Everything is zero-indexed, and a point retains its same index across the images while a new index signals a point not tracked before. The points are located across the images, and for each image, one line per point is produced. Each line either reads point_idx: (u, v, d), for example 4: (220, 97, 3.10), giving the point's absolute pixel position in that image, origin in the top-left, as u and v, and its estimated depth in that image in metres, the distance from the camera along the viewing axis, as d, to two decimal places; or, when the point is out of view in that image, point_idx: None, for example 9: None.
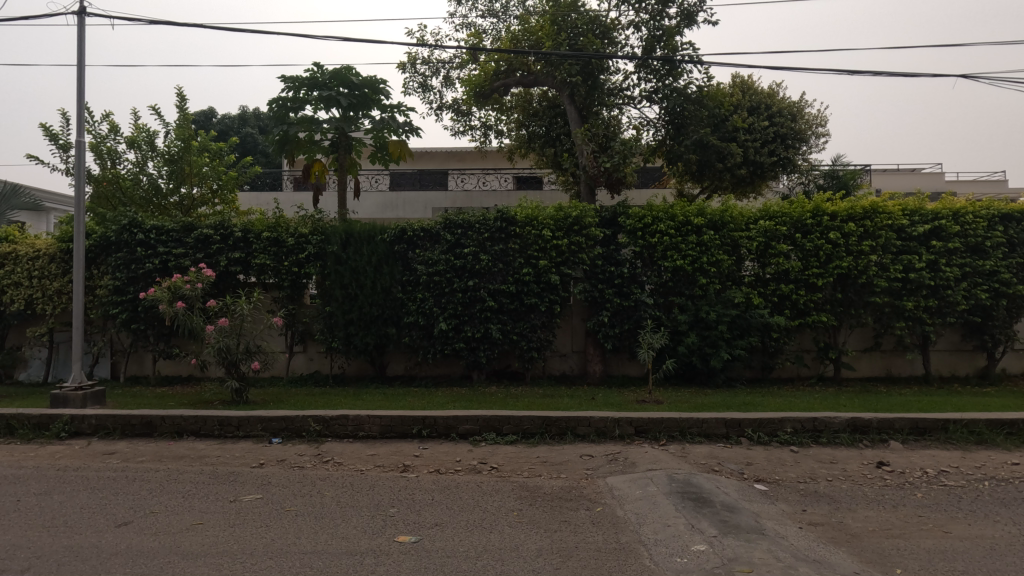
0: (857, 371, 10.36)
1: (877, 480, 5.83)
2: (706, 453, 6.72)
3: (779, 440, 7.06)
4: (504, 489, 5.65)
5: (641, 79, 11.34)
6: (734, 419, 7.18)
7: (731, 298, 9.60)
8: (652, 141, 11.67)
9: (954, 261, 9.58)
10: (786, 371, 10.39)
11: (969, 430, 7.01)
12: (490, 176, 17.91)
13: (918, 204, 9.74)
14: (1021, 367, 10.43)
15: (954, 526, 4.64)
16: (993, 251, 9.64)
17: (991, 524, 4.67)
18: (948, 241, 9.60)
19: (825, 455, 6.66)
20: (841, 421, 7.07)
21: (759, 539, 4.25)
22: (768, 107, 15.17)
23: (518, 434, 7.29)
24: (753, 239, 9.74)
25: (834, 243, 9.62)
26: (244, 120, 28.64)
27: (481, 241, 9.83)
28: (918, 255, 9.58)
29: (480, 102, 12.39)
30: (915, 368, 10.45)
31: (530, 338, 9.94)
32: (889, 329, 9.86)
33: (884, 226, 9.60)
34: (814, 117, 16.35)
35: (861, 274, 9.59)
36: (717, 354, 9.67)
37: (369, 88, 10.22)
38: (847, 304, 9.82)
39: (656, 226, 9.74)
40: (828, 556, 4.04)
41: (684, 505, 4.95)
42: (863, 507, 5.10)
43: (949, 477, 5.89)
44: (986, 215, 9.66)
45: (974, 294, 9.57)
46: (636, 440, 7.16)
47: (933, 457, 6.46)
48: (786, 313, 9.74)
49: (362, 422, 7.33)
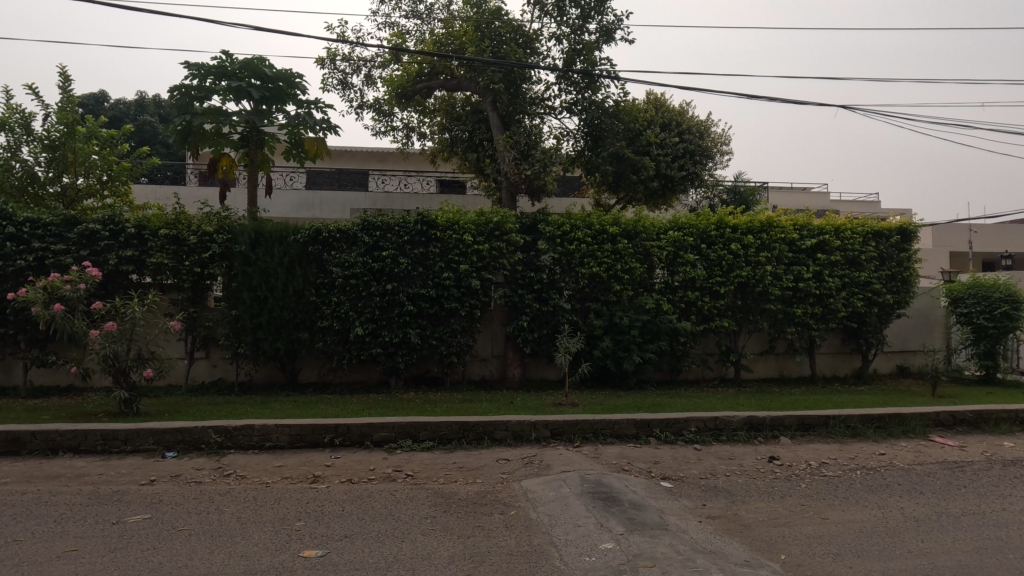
0: (754, 373, 11.19)
1: (769, 473, 6.33)
2: (617, 453, 6.98)
3: (683, 439, 7.47)
4: (418, 497, 5.56)
5: (561, 91, 11.69)
6: (643, 420, 7.53)
7: (642, 304, 10.06)
8: (572, 152, 12.03)
9: (835, 272, 10.61)
10: (692, 373, 11.03)
11: (845, 425, 7.78)
12: (412, 177, 17.77)
13: (807, 219, 10.72)
14: (889, 367, 11.71)
15: (831, 512, 5.12)
16: (867, 263, 10.78)
17: (860, 509, 5.21)
18: (830, 254, 10.63)
19: (724, 451, 7.14)
20: (738, 419, 7.61)
21: (663, 534, 4.47)
22: (678, 124, 16.11)
23: (435, 440, 7.21)
24: (663, 248, 10.28)
25: (735, 254, 10.38)
26: (142, 107, 26.44)
27: (400, 244, 9.66)
28: (806, 266, 10.53)
29: (401, 103, 12.22)
30: (803, 368, 11.45)
31: (450, 343, 9.87)
32: (782, 334, 10.75)
33: (777, 239, 10.49)
34: (719, 136, 17.56)
35: (757, 283, 10.39)
36: (629, 357, 10.07)
37: (284, 81, 9.74)
38: (746, 311, 10.59)
39: (574, 234, 10.03)
40: (722, 547, 4.32)
41: (595, 505, 5.11)
42: (756, 499, 5.50)
43: (828, 468, 6.50)
44: (862, 231, 10.79)
45: (851, 302, 10.65)
46: (551, 443, 7.32)
47: (816, 451, 7.11)
48: (692, 318, 10.35)
49: (268, 432, 6.94)
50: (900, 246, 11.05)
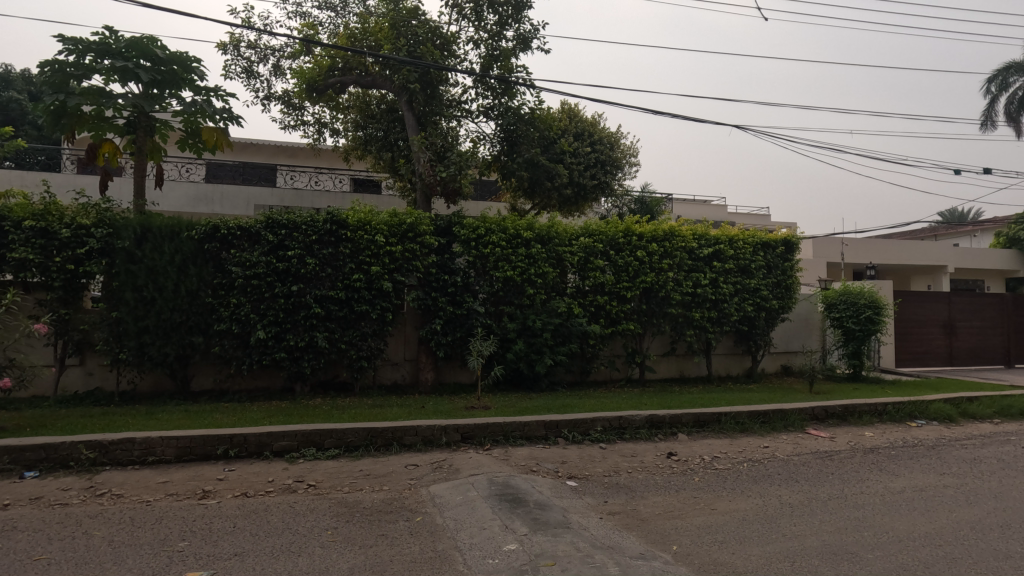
0: (657, 373, 11.82)
1: (667, 469, 6.70)
2: (526, 454, 7.09)
3: (590, 438, 7.75)
4: (319, 508, 5.32)
5: (478, 95, 11.75)
6: (552, 421, 7.73)
7: (554, 307, 10.32)
8: (488, 156, 12.10)
9: (729, 279, 11.47)
10: (600, 375, 11.46)
11: (735, 421, 8.41)
12: (323, 175, 17.10)
13: (705, 230, 11.51)
14: (775, 367, 12.80)
15: (719, 503, 5.50)
16: (757, 271, 11.74)
17: (744, 499, 5.64)
18: (725, 263, 11.48)
19: (627, 449, 7.45)
20: (641, 418, 8.01)
21: (565, 533, 4.59)
22: (591, 134, 16.72)
23: (341, 448, 6.95)
24: (574, 254, 10.63)
25: (641, 260, 10.92)
26: (7, 82, 23.40)
27: (307, 243, 9.24)
28: (703, 273, 11.30)
29: (312, 97, 11.75)
30: (700, 369, 12.24)
31: (360, 347, 9.57)
32: (682, 336, 11.44)
33: (678, 247, 11.17)
34: (629, 148, 18.42)
35: (661, 288, 10.99)
36: (541, 359, 10.27)
37: (178, 65, 8.98)
38: (650, 314, 11.16)
39: (488, 237, 10.09)
40: (619, 542, 4.51)
41: (501, 507, 5.16)
42: (653, 494, 5.80)
43: (719, 462, 6.99)
44: (752, 242, 11.74)
45: (743, 307, 11.55)
46: (462, 446, 7.30)
47: (709, 446, 7.62)
48: (601, 322, 10.76)
49: (152, 445, 6.38)
50: (785, 256, 12.11)
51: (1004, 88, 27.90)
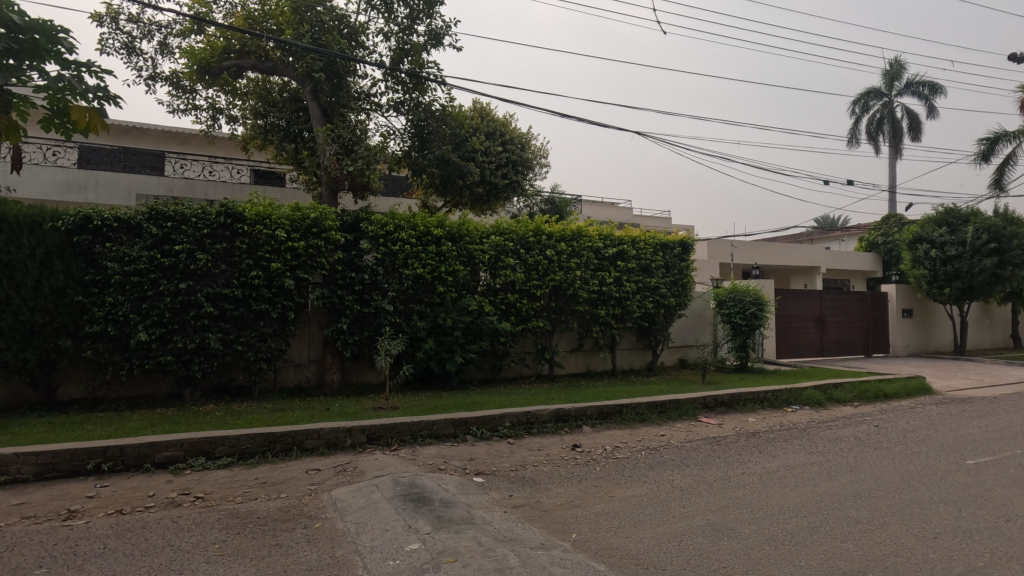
0: (565, 368, 12.22)
1: (571, 460, 6.94)
2: (434, 453, 7.05)
3: (498, 434, 7.87)
4: (207, 521, 4.96)
5: (388, 88, 11.47)
6: (461, 418, 7.75)
7: (465, 305, 10.30)
8: (397, 151, 11.86)
9: (632, 278, 12.07)
10: (511, 372, 11.65)
11: (635, 412, 8.89)
12: (219, 165, 15.92)
13: (610, 230, 12.02)
14: (673, 360, 13.68)
15: (617, 490, 5.79)
16: (657, 270, 12.45)
17: (640, 485, 5.97)
18: (628, 262, 12.06)
19: (534, 443, 7.63)
20: (547, 412, 8.25)
21: (468, 528, 4.62)
22: (503, 134, 16.90)
23: (234, 456, 6.53)
24: (485, 252, 10.68)
25: (550, 259, 11.20)
26: None
27: (198, 238, 8.57)
28: (608, 272, 11.81)
29: (204, 80, 10.93)
30: (606, 363, 12.79)
31: (258, 348, 9.02)
32: (589, 332, 11.89)
33: (585, 247, 11.59)
34: (539, 150, 18.81)
35: (569, 286, 11.34)
36: (452, 358, 10.23)
37: (40, 33, 7.91)
38: (558, 312, 11.49)
39: (398, 234, 9.87)
40: (521, 533, 4.60)
41: (405, 507, 5.09)
42: (557, 485, 5.99)
43: (619, 451, 7.35)
44: (652, 243, 12.43)
45: (644, 304, 12.21)
46: (367, 448, 7.11)
47: (611, 437, 7.99)
48: (511, 319, 10.91)
49: (5, 463, 5.65)
50: (682, 256, 12.92)
51: (865, 110, 31.62)
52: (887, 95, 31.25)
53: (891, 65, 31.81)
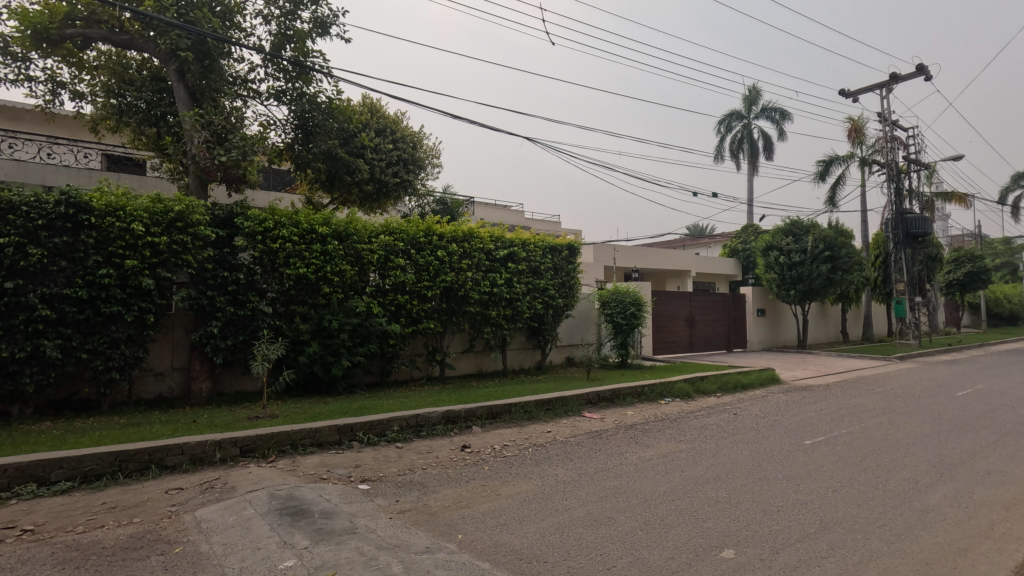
0: (457, 370, 12.23)
1: (460, 461, 6.95)
2: (316, 462, 6.69)
3: (386, 439, 7.67)
4: (36, 558, 4.28)
5: (267, 75, 10.72)
6: (346, 425, 7.46)
7: (352, 307, 9.90)
8: (279, 143, 11.12)
9: (522, 280, 12.36)
10: (401, 375, 11.42)
11: (524, 410, 9.13)
12: (61, 147, 13.90)
13: (501, 232, 12.22)
14: (560, 358, 14.26)
15: (504, 488, 5.89)
16: (546, 272, 12.87)
17: (527, 481, 6.13)
18: (519, 264, 12.34)
19: (423, 446, 7.54)
20: (437, 414, 8.21)
21: (350, 539, 4.44)
22: (393, 132, 16.53)
23: (76, 480, 5.72)
24: (374, 252, 10.35)
25: (441, 260, 11.12)
26: None
27: (30, 230, 7.39)
28: (499, 273, 11.98)
29: (41, 48, 9.44)
30: (497, 363, 13.00)
31: (109, 356, 7.98)
32: (480, 333, 12.00)
33: (476, 248, 11.66)
34: (431, 149, 18.66)
35: (460, 288, 11.34)
36: (338, 362, 9.79)
37: None
38: (450, 313, 11.44)
39: (277, 231, 9.24)
40: (406, 539, 4.52)
41: (281, 521, 4.78)
42: (445, 487, 5.95)
43: (508, 449, 7.49)
44: (541, 245, 12.82)
45: (533, 305, 12.56)
46: (240, 461, 6.59)
47: (500, 435, 8.13)
48: (401, 321, 10.69)
49: None
50: (569, 259, 13.45)
51: (729, 130, 35.16)
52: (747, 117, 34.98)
53: (750, 91, 35.65)
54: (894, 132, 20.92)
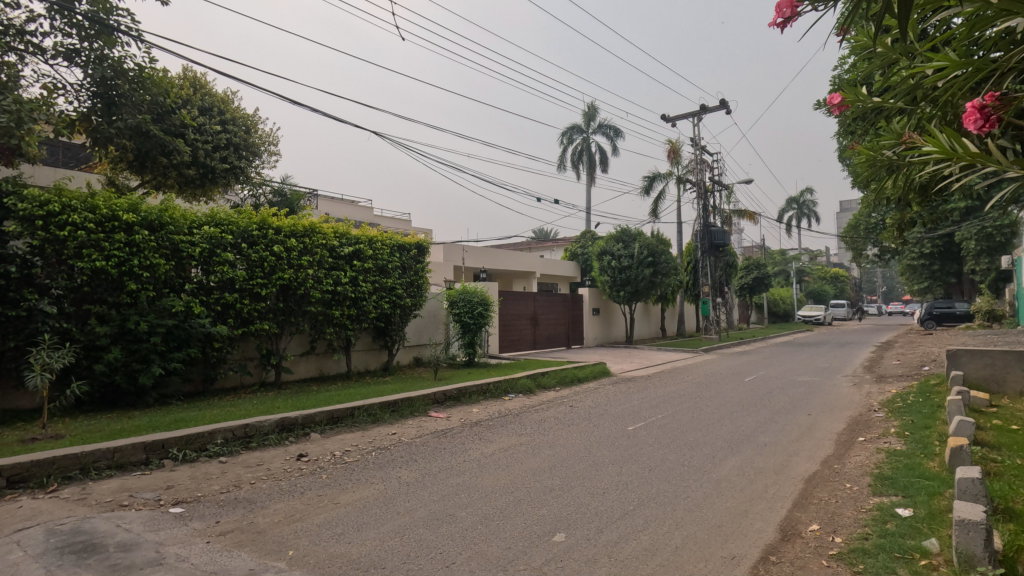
0: (294, 374, 11.42)
1: (295, 471, 6.48)
2: (114, 487, 5.74)
3: (207, 453, 6.87)
4: None
5: (55, 29, 8.93)
6: (156, 441, 6.54)
7: (167, 306, 8.67)
8: (70, 112, 9.33)
9: (368, 278, 11.93)
10: (227, 382, 10.33)
11: (367, 413, 8.82)
12: None
13: (346, 229, 11.68)
14: (407, 359, 14.08)
15: (342, 496, 5.62)
16: (393, 271, 12.58)
17: (367, 486, 5.93)
18: (365, 262, 11.89)
19: (252, 459, 6.88)
20: (269, 423, 7.58)
21: (155, 572, 3.89)
22: (221, 112, 14.89)
23: None
24: (196, 245, 9.21)
25: (277, 256, 10.25)
26: None
27: None
28: (344, 271, 11.42)
29: None
30: (340, 366, 12.39)
31: None
32: (322, 335, 11.34)
33: (318, 244, 10.96)
34: (267, 135, 17.15)
35: (300, 286, 10.57)
36: (147, 369, 8.52)
37: None
38: (287, 313, 10.61)
39: (66, 217, 7.73)
40: (227, 563, 4.09)
41: (62, 561, 4.02)
42: (275, 501, 5.50)
43: (348, 455, 7.17)
44: (389, 243, 12.51)
45: (380, 304, 12.20)
46: (7, 495, 5.41)
47: (341, 441, 7.75)
48: (228, 322, 9.66)
49: None
50: (417, 258, 13.29)
51: (570, 142, 37.74)
52: (586, 131, 37.83)
53: (589, 108, 38.63)
54: (703, 156, 24.20)
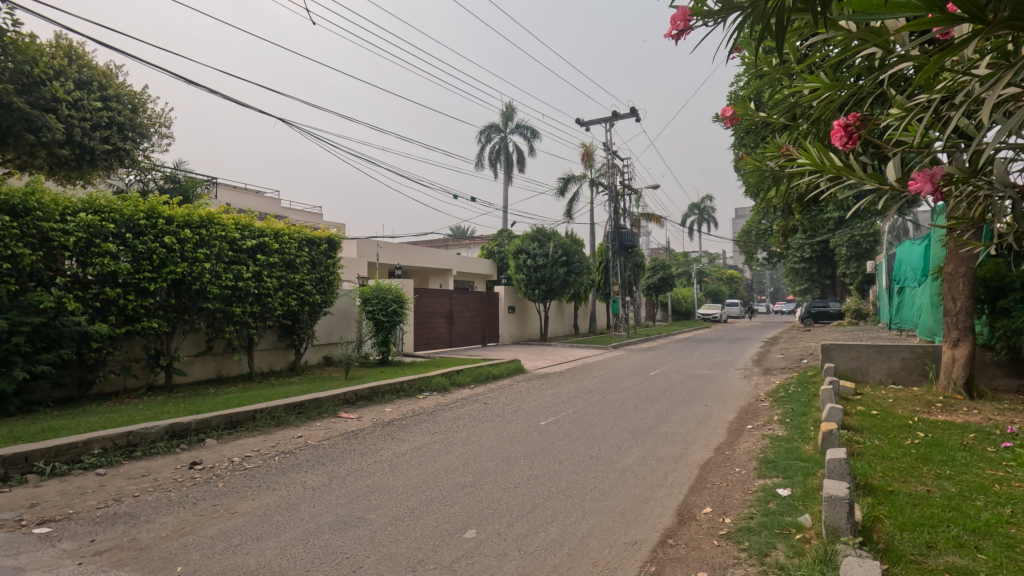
0: (188, 376, 10.57)
1: (187, 481, 6.00)
2: None
3: (82, 466, 6.19)
4: None
5: None
6: (17, 454, 5.80)
7: (34, 302, 7.68)
8: None
9: (273, 274, 11.27)
10: (108, 385, 9.37)
11: (270, 416, 8.36)
12: None
13: (249, 220, 10.96)
14: (316, 358, 13.50)
15: (241, 505, 5.27)
16: (301, 267, 11.97)
17: (269, 493, 5.61)
18: (269, 256, 11.22)
19: (136, 469, 6.28)
20: (157, 430, 6.98)
21: None
22: (102, 87, 13.35)
23: None
24: (69, 234, 8.24)
25: (169, 248, 9.38)
26: None
27: None
28: (246, 266, 10.71)
29: None
30: (241, 366, 11.64)
31: None
32: (220, 334, 10.58)
33: (217, 237, 10.18)
34: (157, 115, 15.71)
35: (195, 281, 9.76)
36: (8, 373, 7.51)
37: None
38: (180, 311, 9.78)
39: None
40: None
41: None
42: (163, 514, 5.05)
43: (248, 461, 6.74)
44: (297, 237, 11.90)
45: (286, 301, 11.57)
46: None
47: (240, 446, 7.28)
48: (109, 320, 8.74)
49: None
50: (328, 254, 12.74)
51: (488, 141, 37.89)
52: (503, 131, 38.12)
53: (507, 108, 38.98)
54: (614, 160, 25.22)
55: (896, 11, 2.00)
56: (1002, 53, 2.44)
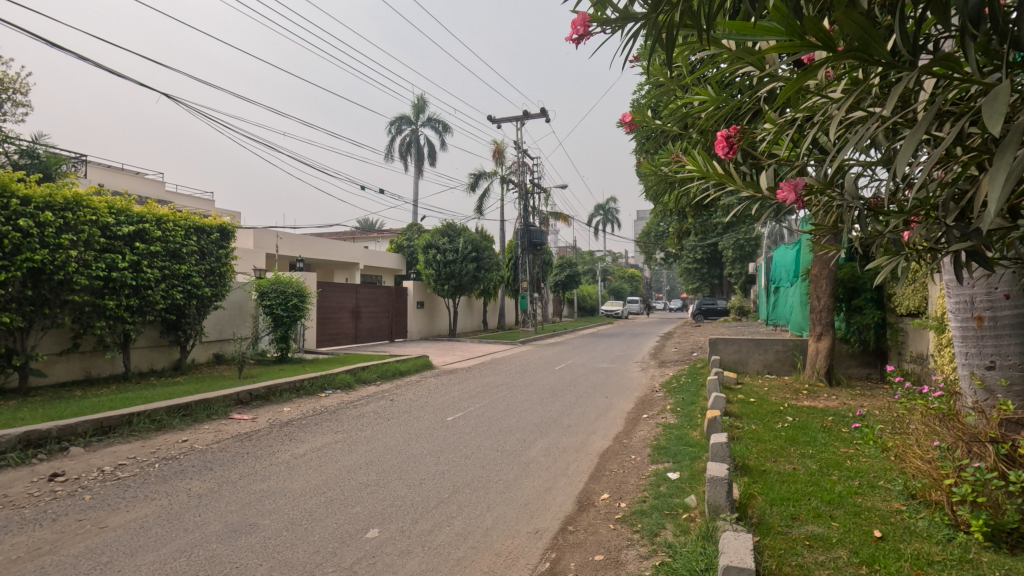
0: (49, 378, 9.40)
1: (46, 495, 5.32)
2: None
3: None
4: None
5: None
6: None
7: None
8: None
9: (154, 264, 10.25)
10: None
11: (150, 419, 7.62)
12: None
13: (125, 204, 9.90)
14: (206, 356, 12.51)
15: (112, 518, 4.78)
16: (188, 257, 10.99)
17: (147, 503, 5.13)
18: (150, 244, 10.20)
19: None
20: (8, 439, 6.13)
21: None
22: None
23: None
24: None
25: (24, 233, 8.22)
26: None
27: None
28: (121, 254, 9.66)
29: None
30: (115, 366, 10.53)
31: None
32: (88, 330, 9.48)
33: (86, 221, 9.07)
34: (9, 79, 13.74)
35: (58, 270, 8.63)
36: None
37: None
38: (39, 304, 8.63)
39: None
40: None
41: None
42: (14, 534, 4.45)
43: (123, 469, 6.11)
44: (184, 225, 10.93)
45: (170, 294, 10.58)
46: None
47: (113, 453, 6.58)
48: None
49: None
50: (220, 243, 11.81)
51: (399, 132, 37.05)
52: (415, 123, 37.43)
53: (419, 100, 38.32)
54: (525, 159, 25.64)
55: (764, 34, 2.20)
56: (855, 80, 2.75)
